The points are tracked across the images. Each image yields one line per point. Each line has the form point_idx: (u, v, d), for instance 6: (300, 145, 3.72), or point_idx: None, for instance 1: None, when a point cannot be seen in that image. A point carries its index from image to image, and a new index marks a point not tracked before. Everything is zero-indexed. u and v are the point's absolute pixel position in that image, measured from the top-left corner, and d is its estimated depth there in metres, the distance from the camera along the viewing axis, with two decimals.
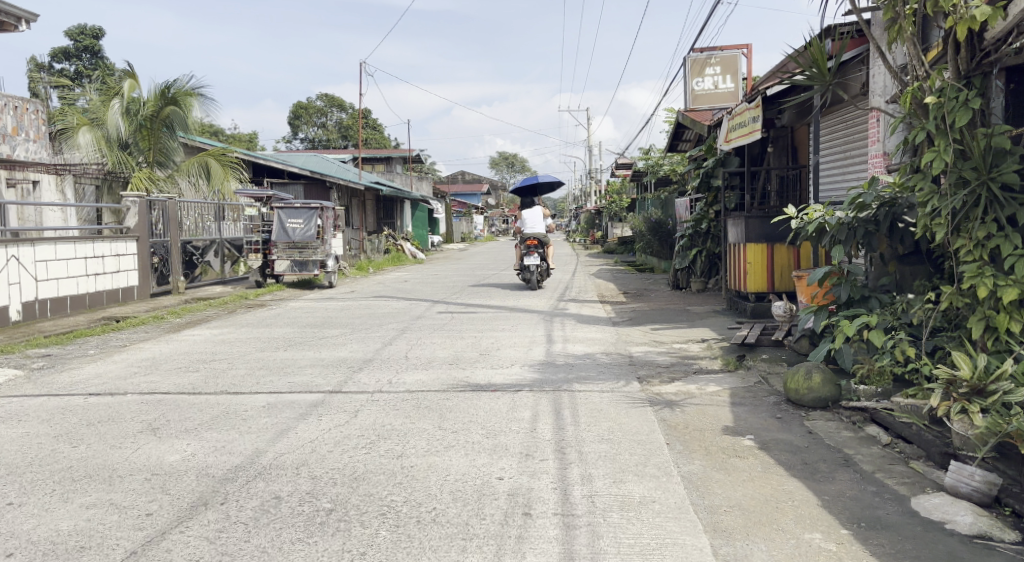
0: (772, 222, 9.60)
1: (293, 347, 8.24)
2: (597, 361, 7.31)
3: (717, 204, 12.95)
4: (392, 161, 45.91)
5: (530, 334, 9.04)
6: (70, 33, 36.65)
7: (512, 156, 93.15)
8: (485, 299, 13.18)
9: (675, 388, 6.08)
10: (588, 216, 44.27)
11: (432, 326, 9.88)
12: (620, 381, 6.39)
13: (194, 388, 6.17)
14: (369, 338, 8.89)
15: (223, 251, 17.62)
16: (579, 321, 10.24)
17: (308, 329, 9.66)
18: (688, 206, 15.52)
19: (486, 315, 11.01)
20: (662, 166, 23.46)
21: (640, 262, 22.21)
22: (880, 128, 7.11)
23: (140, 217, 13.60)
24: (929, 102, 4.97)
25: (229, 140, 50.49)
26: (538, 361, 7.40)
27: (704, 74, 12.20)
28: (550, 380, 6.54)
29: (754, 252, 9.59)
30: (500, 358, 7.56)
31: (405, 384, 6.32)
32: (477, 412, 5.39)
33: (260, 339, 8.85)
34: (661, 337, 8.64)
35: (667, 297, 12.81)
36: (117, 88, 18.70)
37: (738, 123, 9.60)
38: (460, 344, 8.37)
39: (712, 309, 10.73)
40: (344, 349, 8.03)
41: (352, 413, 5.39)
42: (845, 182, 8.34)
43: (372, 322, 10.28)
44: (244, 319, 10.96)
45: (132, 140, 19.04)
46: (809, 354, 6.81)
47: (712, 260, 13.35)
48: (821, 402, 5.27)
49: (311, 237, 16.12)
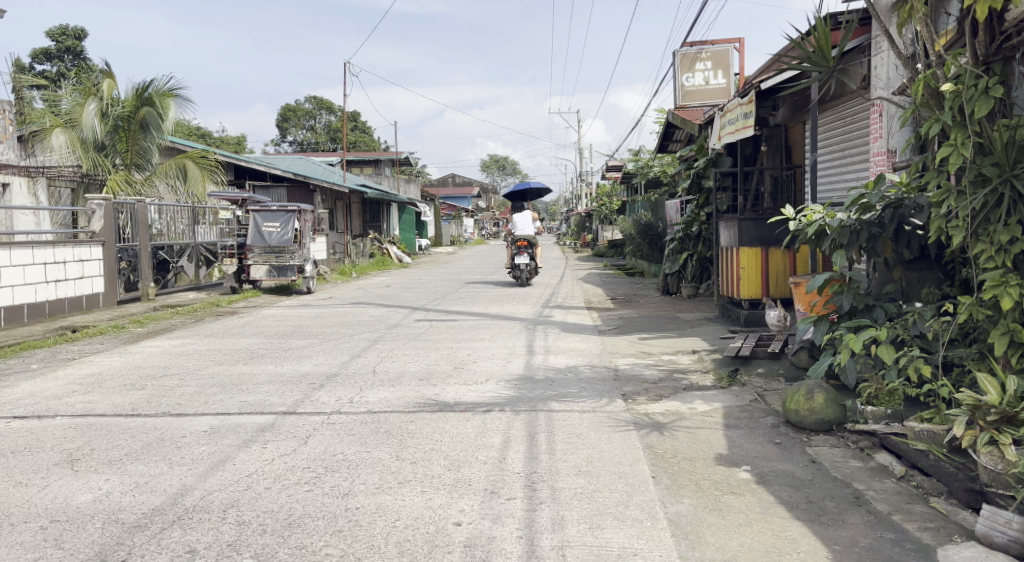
0: (766, 225, 9.08)
1: (254, 360, 7.65)
2: (579, 376, 6.75)
3: (708, 206, 12.48)
4: (381, 164, 45.29)
5: (509, 345, 8.48)
6: (51, 34, 35.93)
7: (503, 159, 92.68)
8: (467, 305, 12.61)
9: (663, 408, 5.54)
10: (578, 219, 43.76)
11: (407, 336, 9.31)
12: (603, 399, 5.83)
13: (133, 409, 5.58)
14: (338, 349, 8.32)
15: (197, 256, 16.98)
16: (563, 330, 9.69)
17: (275, 340, 9.05)
18: (679, 208, 15.03)
19: (466, 324, 10.44)
20: (653, 168, 22.97)
21: (630, 266, 21.69)
22: (884, 123, 6.62)
23: (106, 221, 12.97)
24: (945, 90, 4.49)
25: (214, 142, 49.78)
26: (516, 375, 6.84)
27: (695, 70, 11.67)
28: (527, 397, 5.98)
29: (748, 256, 9.06)
30: (475, 372, 7.00)
31: (367, 404, 5.75)
32: (441, 437, 4.83)
33: (220, 351, 8.25)
34: (649, 347, 8.10)
35: (657, 303, 12.29)
36: (93, 89, 18.04)
37: (729, 119, 9.09)
38: (434, 357, 7.80)
39: (704, 317, 10.20)
40: (308, 363, 7.44)
41: (302, 440, 4.82)
42: (845, 180, 7.83)
43: (344, 332, 9.70)
44: (211, 329, 10.36)
45: (109, 141, 18.37)
46: (807, 368, 6.28)
47: (704, 264, 12.86)
48: (824, 425, 4.74)
49: (288, 241, 15.46)
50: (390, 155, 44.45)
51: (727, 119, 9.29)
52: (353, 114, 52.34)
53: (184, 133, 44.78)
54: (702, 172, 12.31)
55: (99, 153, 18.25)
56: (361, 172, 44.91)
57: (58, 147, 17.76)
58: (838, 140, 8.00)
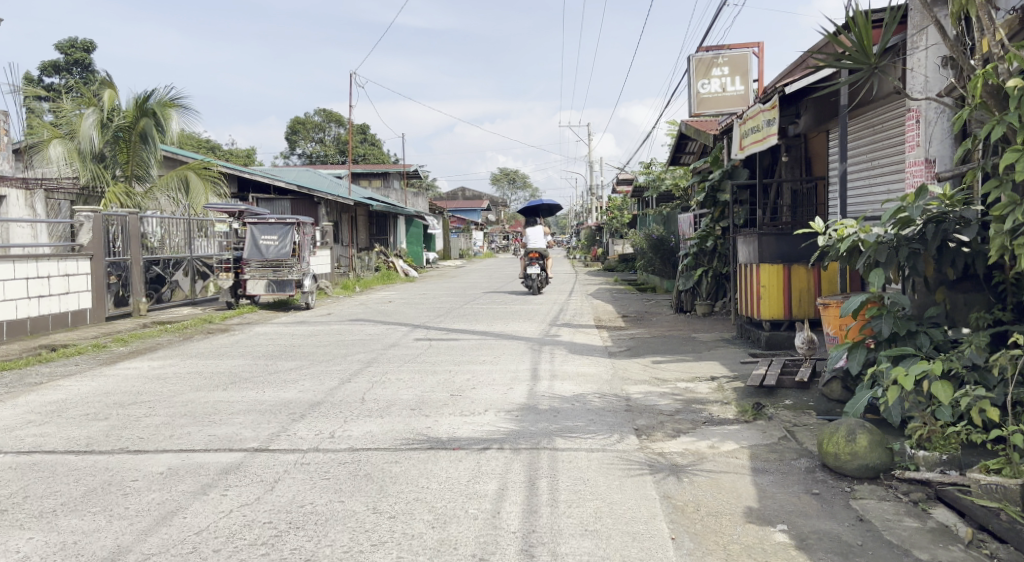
0: (789, 241, 8.48)
1: (234, 386, 7.07)
2: (587, 406, 6.13)
3: (724, 220, 11.89)
4: (389, 177, 44.87)
5: (512, 368, 7.86)
6: (59, 46, 35.81)
7: (513, 172, 92.31)
8: (471, 323, 11.99)
9: (681, 447, 4.92)
10: (589, 233, 43.10)
11: (404, 358, 8.70)
12: (614, 435, 5.20)
13: (87, 444, 5.00)
14: (327, 373, 7.72)
15: (193, 270, 16.46)
16: (571, 352, 9.05)
17: (263, 362, 8.46)
18: (692, 222, 14.40)
19: (468, 344, 9.83)
20: (665, 181, 22.38)
21: (641, 281, 21.02)
22: (921, 130, 5.99)
23: (95, 234, 12.47)
24: (1011, 87, 3.84)
25: (222, 155, 49.53)
26: (518, 405, 6.22)
27: (711, 76, 11.09)
28: (528, 432, 5.36)
29: (770, 275, 8.44)
30: (473, 400, 6.39)
31: (349, 440, 5.15)
32: (428, 482, 4.23)
33: (201, 375, 7.68)
34: (664, 372, 7.46)
35: (670, 322, 11.65)
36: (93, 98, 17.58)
37: (751, 127, 8.49)
38: (430, 382, 7.19)
39: (722, 338, 9.55)
40: (292, 390, 6.85)
41: (269, 485, 4.22)
42: (877, 193, 7.22)
43: (337, 353, 9.11)
44: (198, 348, 9.80)
45: (108, 152, 17.88)
46: (841, 400, 5.65)
47: (720, 281, 12.24)
48: (869, 471, 4.10)
49: (286, 254, 15.03)
50: (397, 167, 43.99)
51: (748, 127, 8.70)
52: (361, 126, 52.05)
53: (193, 146, 44.58)
54: (717, 185, 11.72)
55: (99, 164, 17.77)
56: (368, 184, 44.48)
57: (56, 159, 17.45)
58: (869, 148, 7.40)
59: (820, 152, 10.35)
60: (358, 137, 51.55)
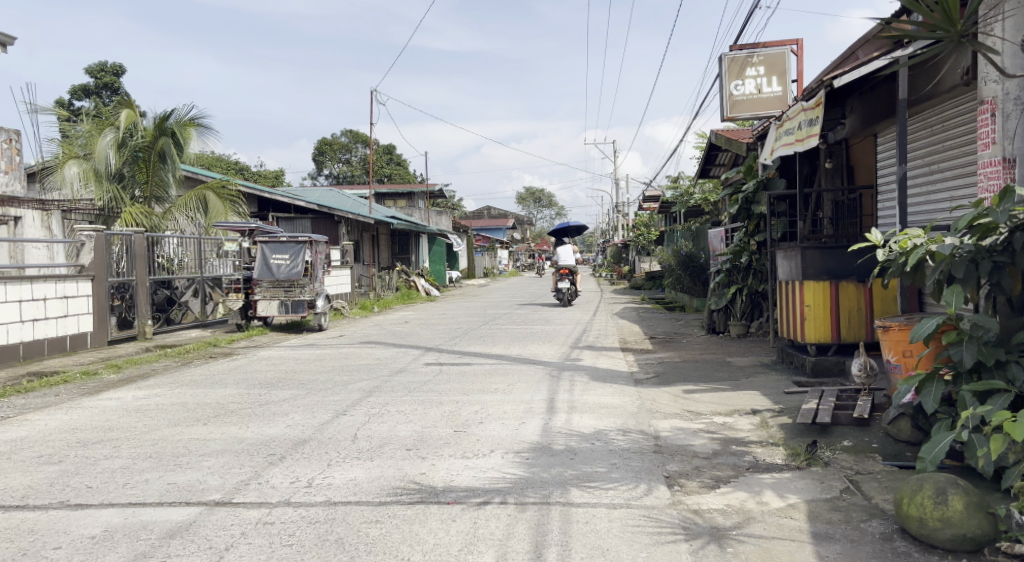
0: (837, 256, 7.61)
1: (216, 421, 6.35)
2: (609, 446, 5.32)
3: (760, 234, 11.07)
4: (414, 196, 44.47)
5: (526, 398, 7.05)
6: (89, 69, 36.02)
7: (539, 190, 91.75)
8: (486, 346, 11.20)
9: (721, 501, 4.10)
10: (615, 250, 42.28)
11: (411, 386, 7.92)
12: (641, 486, 4.38)
13: (24, 497, 4.29)
14: (322, 405, 6.97)
15: (204, 290, 15.90)
16: (592, 379, 8.22)
17: (256, 391, 7.75)
18: (723, 237, 13.52)
19: (481, 370, 9.02)
20: (693, 195, 21.57)
21: (670, 300, 20.15)
22: (996, 124, 5.07)
23: (96, 254, 11.99)
24: None
25: (248, 175, 49.45)
26: (530, 445, 5.40)
27: (745, 76, 10.26)
28: (540, 480, 4.56)
29: (814, 292, 7.60)
30: (480, 438, 5.61)
31: (327, 491, 4.40)
32: (409, 553, 3.44)
33: (185, 407, 6.97)
34: (697, 404, 6.60)
35: (702, 344, 10.77)
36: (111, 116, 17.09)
37: (787, 128, 7.63)
38: (433, 416, 6.41)
39: (760, 363, 8.67)
40: (278, 427, 6.12)
41: (217, 554, 3.47)
42: (938, 200, 6.41)
43: (339, 380, 8.37)
44: (194, 374, 9.12)
45: (127, 172, 17.43)
46: (913, 442, 4.79)
47: (755, 299, 11.41)
48: (968, 544, 3.27)
49: (298, 274, 14.39)
50: (422, 186, 43.50)
51: (783, 130, 7.86)
52: (386, 145, 51.77)
53: (220, 166, 44.57)
54: (752, 196, 10.89)
55: (117, 184, 17.37)
56: (393, 204, 44.01)
57: (71, 179, 17.04)
58: (928, 150, 6.59)
59: (863, 159, 9.52)
60: (384, 156, 51.26)
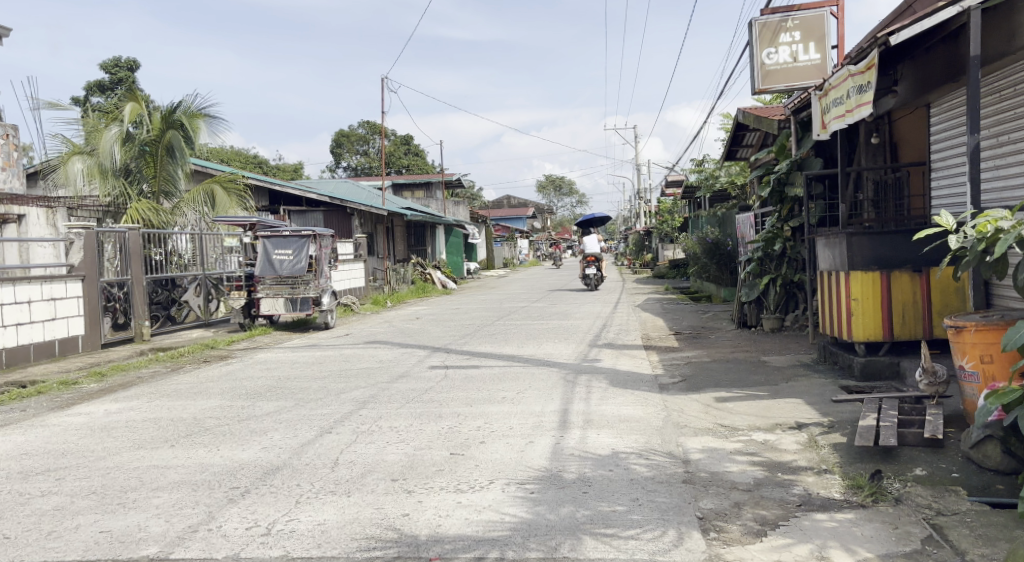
0: (888, 242, 6.73)
1: (186, 442, 5.60)
2: (632, 475, 4.50)
3: (795, 219, 10.19)
4: (431, 186, 43.69)
5: (536, 410, 6.24)
6: (104, 65, 35.61)
7: (560, 179, 90.57)
8: (499, 345, 10.38)
9: (771, 557, 3.28)
10: (637, 238, 41.16)
11: (411, 395, 7.14)
12: (669, 533, 3.57)
13: None
14: (307, 420, 6.21)
15: (207, 288, 15.23)
16: (612, 384, 7.38)
17: (239, 404, 6.99)
18: (753, 223, 12.61)
19: (490, 374, 8.23)
20: (719, 178, 20.57)
21: (695, 290, 19.24)
22: None
23: (86, 253, 11.32)
24: None
25: (265, 169, 48.93)
26: (536, 474, 4.60)
27: (779, 43, 9.32)
28: (548, 524, 3.76)
29: (862, 284, 6.72)
30: (481, 464, 4.84)
31: (287, 542, 3.63)
32: None
33: (157, 423, 6.22)
34: (731, 417, 5.76)
35: (733, 340, 9.89)
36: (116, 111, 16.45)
37: (834, 98, 6.74)
38: (428, 434, 5.62)
39: (798, 364, 7.80)
40: (252, 450, 5.35)
41: None
42: (1015, 174, 5.56)
43: (333, 388, 7.61)
44: (180, 382, 8.40)
45: (134, 166, 16.71)
46: (1000, 470, 3.93)
47: (790, 290, 10.49)
48: None
49: (302, 269, 13.66)
50: (439, 176, 42.74)
51: (831, 99, 6.91)
52: (403, 136, 51.02)
53: (237, 160, 44.11)
54: (785, 176, 10.11)
55: (124, 179, 16.60)
56: (411, 195, 43.27)
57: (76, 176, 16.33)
58: (999, 118, 5.77)
59: (908, 134, 8.68)
60: (401, 147, 50.53)
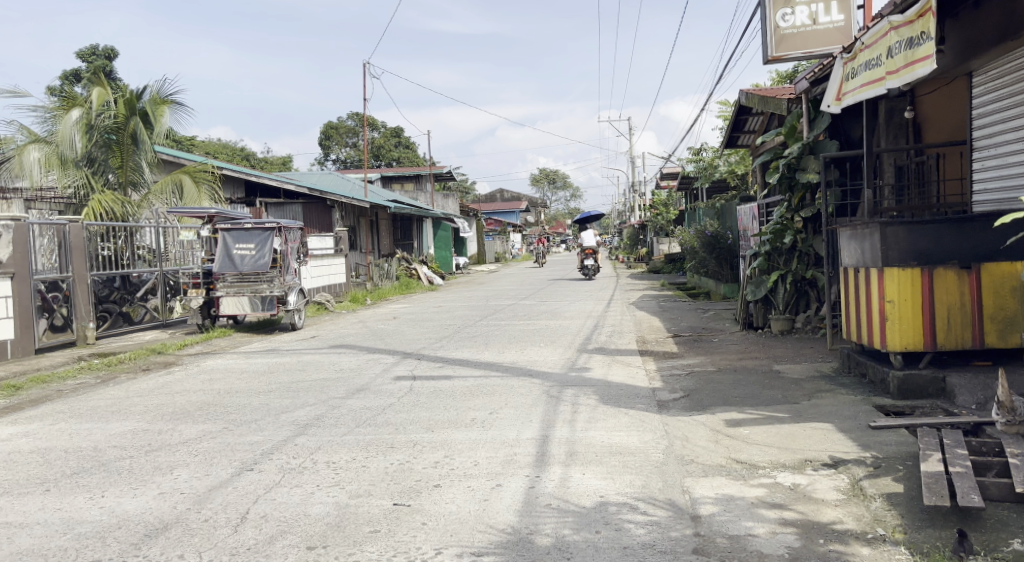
0: (929, 233, 5.60)
1: (65, 485, 4.44)
2: (624, 540, 3.40)
3: (806, 208, 9.07)
4: (421, 179, 42.43)
5: (510, 439, 5.10)
6: (82, 54, 34.34)
7: (553, 172, 89.48)
8: (478, 351, 9.24)
9: None
10: (632, 232, 40.04)
11: (365, 415, 6.02)
12: None
13: None
14: (229, 452, 5.07)
15: (166, 285, 14.03)
16: (603, 401, 6.25)
17: (156, 428, 5.83)
18: (756, 214, 11.51)
19: (462, 387, 7.10)
20: (717, 168, 19.47)
21: (694, 285, 18.13)
22: None
23: (17, 247, 10.13)
24: None
25: (252, 162, 47.56)
26: (498, 538, 3.48)
27: (795, 4, 8.24)
28: None
29: (899, 284, 5.61)
30: (430, 521, 3.72)
31: None
32: None
33: (44, 456, 5.07)
34: (748, 449, 4.66)
35: (738, 345, 8.79)
36: (78, 97, 14.94)
37: (865, 60, 5.73)
38: (372, 473, 4.51)
39: (818, 375, 6.70)
40: (144, 498, 4.21)
41: None
42: None
43: (275, 406, 6.48)
44: (103, 399, 7.22)
45: (98, 156, 15.22)
46: None
47: (801, 287, 9.39)
48: None
49: (265, 265, 12.55)
50: (429, 169, 41.48)
51: (857, 65, 5.97)
52: (394, 128, 49.68)
53: (223, 152, 42.71)
54: (797, 161, 8.99)
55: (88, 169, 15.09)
56: (400, 188, 42.05)
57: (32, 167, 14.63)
58: None
59: (939, 108, 7.57)
60: (390, 139, 49.20)
